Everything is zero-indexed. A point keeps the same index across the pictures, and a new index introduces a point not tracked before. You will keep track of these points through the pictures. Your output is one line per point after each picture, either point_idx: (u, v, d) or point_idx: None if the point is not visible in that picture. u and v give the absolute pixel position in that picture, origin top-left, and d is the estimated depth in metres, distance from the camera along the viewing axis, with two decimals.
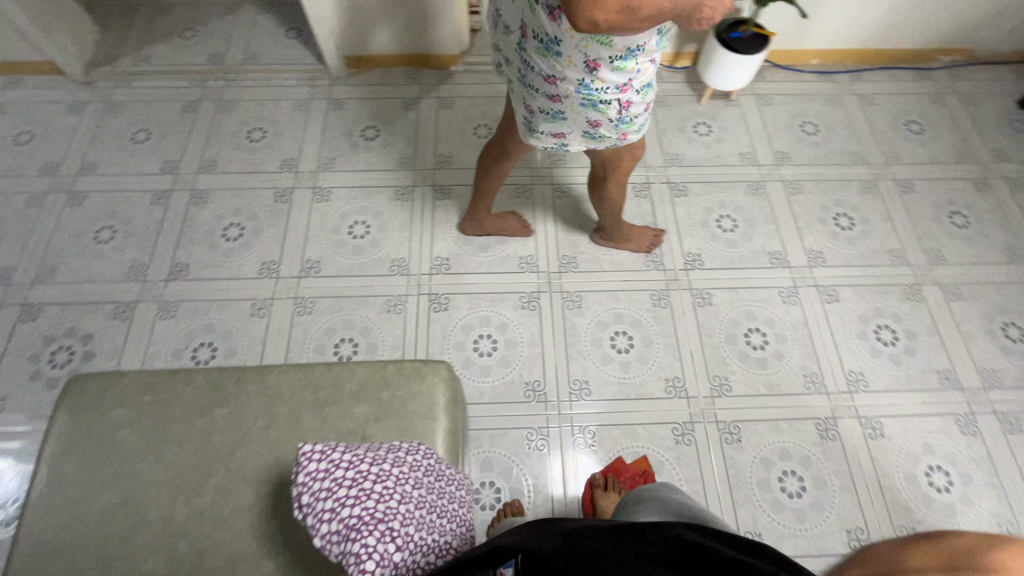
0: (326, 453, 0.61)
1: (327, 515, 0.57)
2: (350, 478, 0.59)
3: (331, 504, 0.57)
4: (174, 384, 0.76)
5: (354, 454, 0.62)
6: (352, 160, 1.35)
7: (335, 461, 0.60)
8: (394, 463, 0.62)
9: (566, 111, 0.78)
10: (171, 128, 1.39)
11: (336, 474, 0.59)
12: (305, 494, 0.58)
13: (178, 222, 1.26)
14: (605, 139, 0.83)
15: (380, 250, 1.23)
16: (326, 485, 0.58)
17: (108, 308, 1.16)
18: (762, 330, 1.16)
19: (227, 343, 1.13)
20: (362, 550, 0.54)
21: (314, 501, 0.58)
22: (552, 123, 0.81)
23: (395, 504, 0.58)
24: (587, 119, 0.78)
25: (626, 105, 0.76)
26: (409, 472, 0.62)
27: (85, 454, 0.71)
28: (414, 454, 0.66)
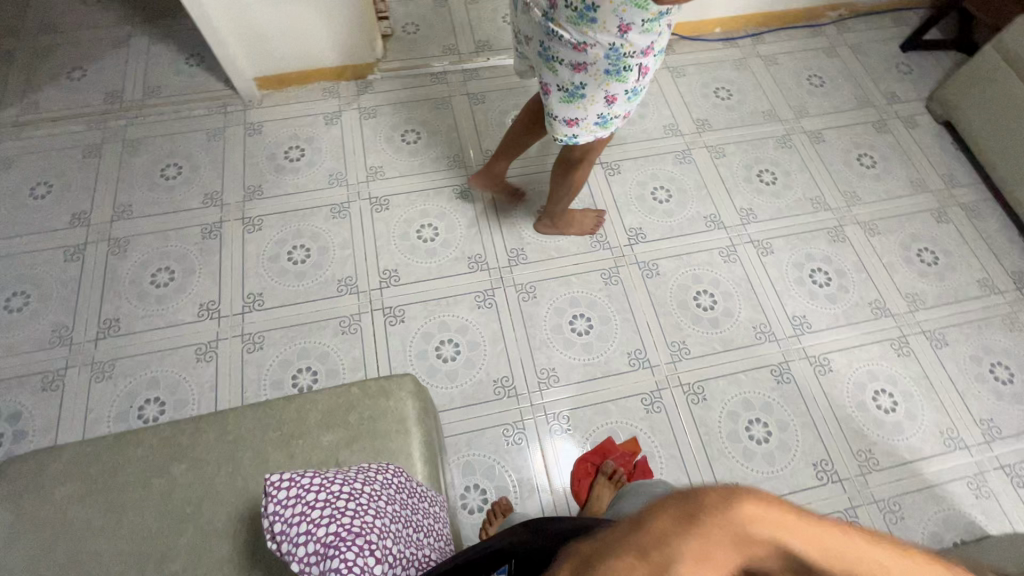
0: (295, 478, 0.59)
1: (302, 538, 0.55)
2: (323, 498, 0.58)
3: (305, 527, 0.56)
4: (122, 448, 0.71)
5: (324, 476, 0.60)
6: (280, 184, 1.30)
7: (305, 485, 0.59)
8: (365, 481, 0.62)
9: (590, 81, 0.79)
10: (74, 176, 1.28)
11: (308, 497, 0.58)
12: (276, 522, 0.57)
13: (99, 276, 1.18)
14: (618, 112, 0.86)
15: (325, 271, 1.20)
16: (298, 510, 0.57)
17: (35, 380, 1.07)
18: (709, 291, 1.21)
19: (176, 395, 1.06)
20: (344, 566, 0.54)
21: (286, 527, 0.56)
22: (573, 96, 0.82)
23: (371, 517, 0.57)
24: (607, 89, 0.80)
25: (644, 71, 0.78)
26: (382, 489, 0.62)
27: (32, 541, 0.65)
28: (386, 472, 0.65)
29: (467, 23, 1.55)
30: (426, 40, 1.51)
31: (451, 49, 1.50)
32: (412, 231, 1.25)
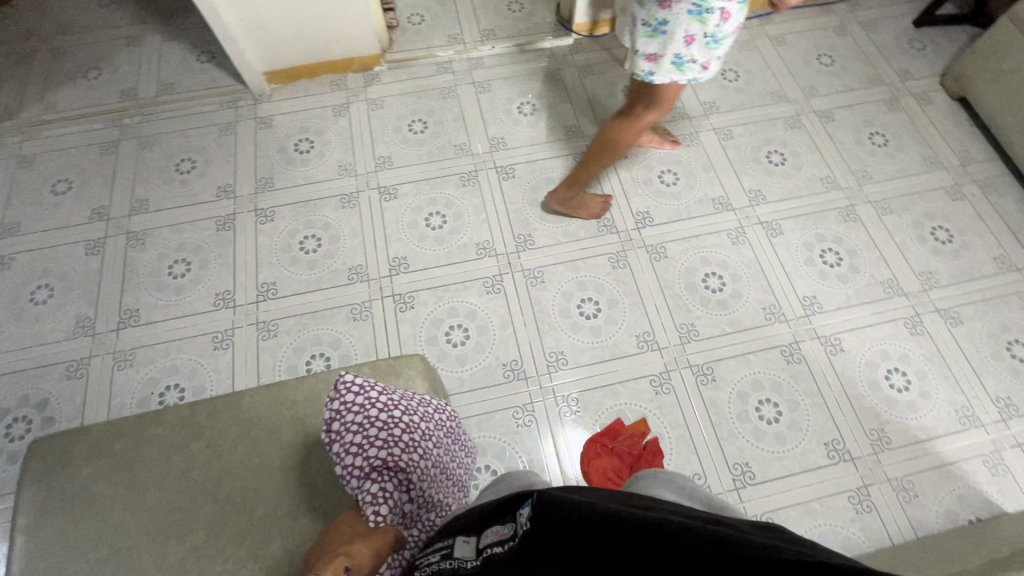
0: (365, 390, 0.65)
1: (354, 449, 0.62)
2: (382, 421, 0.63)
3: (358, 442, 0.62)
4: (144, 427, 0.73)
5: (389, 399, 0.65)
6: (291, 175, 1.32)
7: (370, 403, 0.64)
8: (422, 417, 0.66)
9: (671, 21, 0.87)
10: (93, 173, 1.32)
11: (371, 413, 0.64)
12: (337, 423, 0.64)
13: (118, 268, 1.21)
14: (693, 64, 0.93)
15: (335, 260, 1.22)
16: (359, 423, 0.63)
17: (60, 369, 1.11)
18: (718, 273, 1.21)
19: (195, 381, 1.10)
20: (379, 491, 0.61)
21: (345, 433, 0.63)
22: (653, 37, 0.90)
23: (416, 456, 0.62)
24: (686, 33, 0.88)
25: (723, 18, 0.86)
26: (433, 430, 0.66)
27: (61, 515, 0.68)
28: (440, 410, 0.69)
29: (471, 12, 1.55)
30: (431, 30, 1.52)
31: (456, 38, 1.50)
32: (421, 219, 1.26)
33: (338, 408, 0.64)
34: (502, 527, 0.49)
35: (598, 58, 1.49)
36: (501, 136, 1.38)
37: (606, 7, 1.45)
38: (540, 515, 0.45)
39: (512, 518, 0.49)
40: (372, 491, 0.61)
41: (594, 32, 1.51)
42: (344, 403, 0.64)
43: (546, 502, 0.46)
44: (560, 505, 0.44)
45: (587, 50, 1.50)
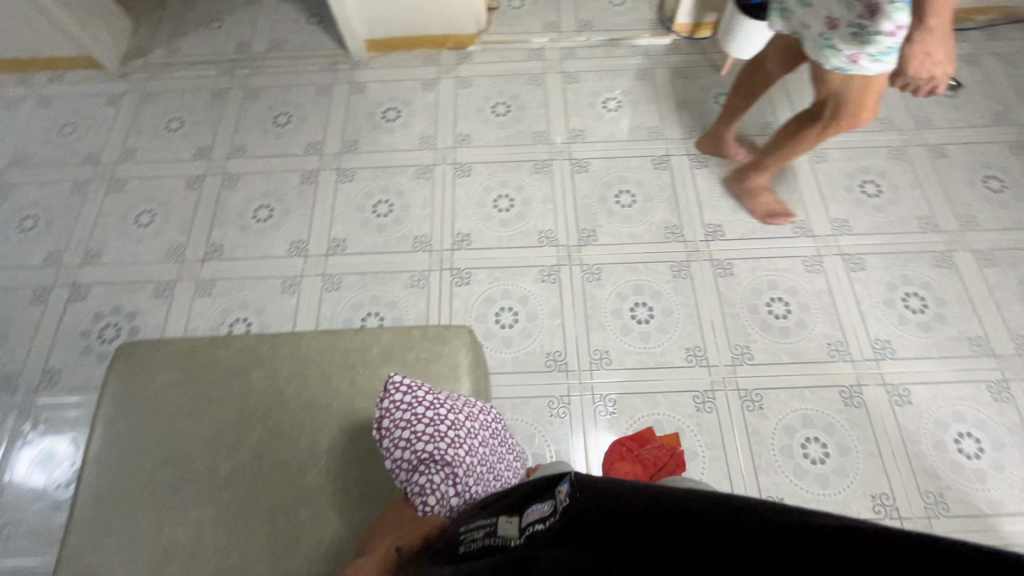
0: (412, 389, 0.66)
1: (402, 444, 0.63)
2: (429, 417, 0.64)
3: (407, 436, 0.63)
4: (214, 349, 0.80)
5: (435, 399, 0.67)
6: (375, 141, 1.38)
7: (418, 401, 0.66)
8: (467, 416, 0.67)
9: None
10: (203, 115, 1.44)
11: (418, 410, 0.65)
12: (385, 419, 0.65)
13: (211, 205, 1.32)
14: (833, 54, 0.84)
15: (403, 227, 1.26)
16: (406, 418, 0.64)
17: (151, 286, 1.23)
18: (784, 300, 1.15)
19: (261, 318, 1.18)
20: (426, 484, 0.62)
21: (393, 427, 0.64)
22: (807, 6, 0.87)
23: (463, 453, 0.63)
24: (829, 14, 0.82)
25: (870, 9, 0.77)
26: (477, 429, 0.67)
27: (136, 413, 0.76)
28: (484, 413, 0.70)
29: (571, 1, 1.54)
30: (529, 16, 1.52)
31: (552, 26, 1.51)
32: (489, 199, 1.29)
33: (387, 406, 0.65)
34: (541, 504, 0.49)
35: (693, 62, 1.44)
36: (581, 128, 1.37)
37: (711, 9, 1.40)
38: (579, 491, 0.45)
39: (550, 496, 0.50)
40: (419, 484, 0.62)
41: (694, 34, 1.47)
42: (394, 398, 0.66)
43: (586, 484, 0.46)
44: (600, 484, 0.45)
45: (684, 52, 1.46)
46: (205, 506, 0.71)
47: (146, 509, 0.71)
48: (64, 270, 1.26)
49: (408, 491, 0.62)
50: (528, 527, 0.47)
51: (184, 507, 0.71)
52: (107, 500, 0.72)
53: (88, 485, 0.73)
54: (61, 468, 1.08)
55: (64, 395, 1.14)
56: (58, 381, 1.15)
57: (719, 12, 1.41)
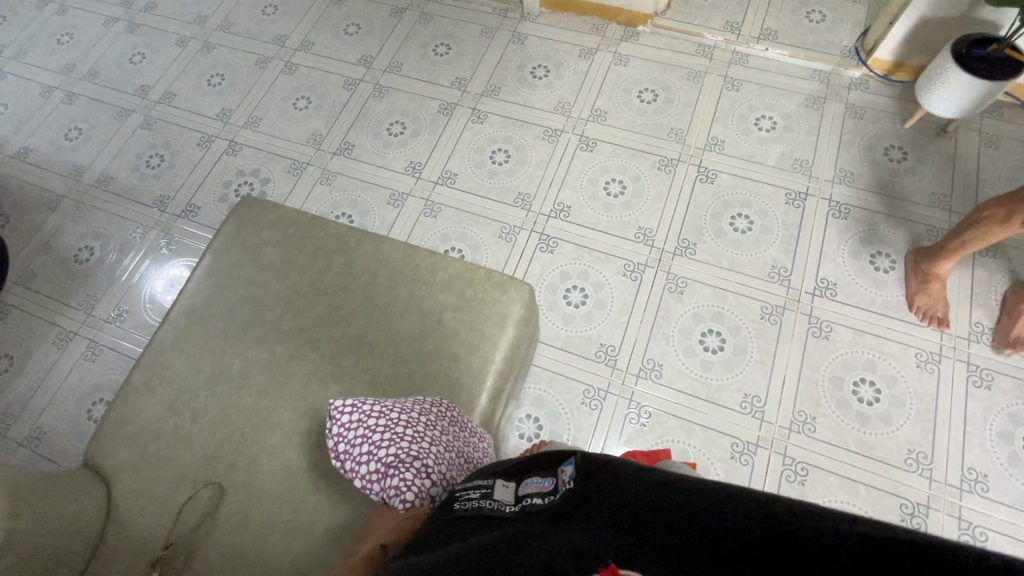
0: (357, 404, 0.68)
1: (365, 458, 0.64)
2: (382, 424, 0.65)
3: (366, 447, 0.64)
4: (312, 225, 0.90)
5: (382, 405, 0.68)
6: (516, 93, 1.41)
7: (366, 412, 0.67)
8: (421, 410, 0.67)
9: None
10: (377, 27, 1.56)
11: (369, 421, 0.66)
12: (342, 441, 0.66)
13: (357, 108, 1.44)
14: None
15: (512, 181, 1.29)
16: (359, 432, 0.66)
17: (287, 162, 1.38)
18: (877, 386, 1.03)
19: (362, 220, 1.28)
20: (399, 484, 0.61)
21: (351, 444, 0.66)
22: None
23: (424, 443, 0.63)
24: None
25: None
26: (437, 419, 0.67)
27: (237, 255, 0.88)
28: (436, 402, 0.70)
29: (763, 6, 1.43)
30: (712, 9, 1.44)
31: (732, 27, 1.41)
32: (602, 180, 1.27)
33: (340, 431, 0.67)
34: (540, 478, 0.49)
35: (876, 104, 1.29)
36: (722, 139, 1.29)
37: (920, 51, 1.23)
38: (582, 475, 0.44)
39: (552, 472, 0.49)
40: (392, 486, 0.61)
41: (890, 75, 1.30)
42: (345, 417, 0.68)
43: (588, 466, 0.45)
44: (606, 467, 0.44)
45: (869, 91, 1.30)
46: (261, 350, 0.81)
47: (219, 333, 0.83)
48: (229, 127, 1.45)
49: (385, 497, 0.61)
50: (527, 500, 0.47)
51: (246, 344, 0.82)
52: (194, 315, 0.85)
53: (186, 298, 0.86)
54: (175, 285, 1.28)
55: (197, 228, 1.34)
56: (197, 215, 1.35)
57: (929, 57, 1.23)
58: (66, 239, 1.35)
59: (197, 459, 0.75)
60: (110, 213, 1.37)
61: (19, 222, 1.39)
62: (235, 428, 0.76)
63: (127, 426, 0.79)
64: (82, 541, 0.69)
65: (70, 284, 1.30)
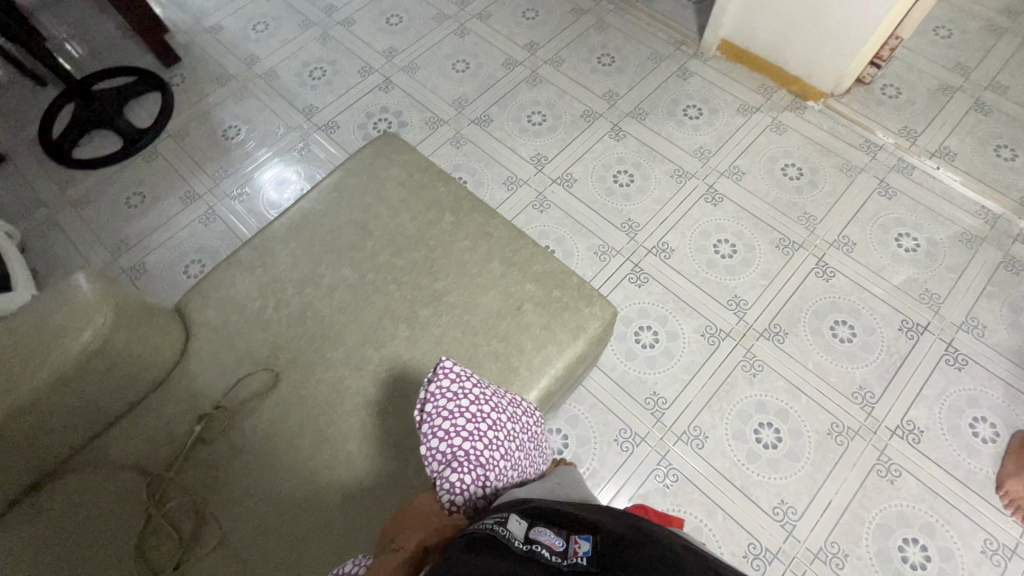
0: (459, 378, 0.66)
1: (440, 435, 0.61)
2: (472, 413, 0.63)
3: (447, 427, 0.62)
4: (437, 179, 0.94)
5: (479, 397, 0.66)
6: (661, 124, 1.40)
7: (465, 396, 0.65)
8: (505, 418, 0.66)
9: None
10: (554, 19, 1.60)
11: (462, 403, 0.64)
12: (429, 403, 0.64)
13: (508, 87, 1.48)
14: None
15: (626, 205, 1.29)
16: (449, 409, 0.63)
17: (428, 114, 1.45)
18: (928, 554, 0.94)
19: (474, 190, 1.33)
20: (457, 480, 0.58)
21: (434, 414, 0.63)
22: None
23: (496, 456, 0.62)
24: None
25: None
26: (514, 433, 0.66)
27: (363, 180, 0.94)
28: (521, 417, 0.68)
29: (951, 123, 1.33)
30: (894, 109, 1.36)
31: (909, 134, 1.32)
32: (714, 236, 1.24)
33: (433, 392, 0.64)
34: (552, 531, 0.44)
35: None
36: (853, 241, 1.22)
37: None
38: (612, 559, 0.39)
39: (564, 531, 0.44)
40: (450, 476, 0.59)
41: None
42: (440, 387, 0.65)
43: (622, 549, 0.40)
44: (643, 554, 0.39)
45: None
46: (353, 272, 0.86)
47: (323, 242, 0.89)
48: (389, 66, 1.54)
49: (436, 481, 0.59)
50: (541, 551, 0.41)
51: (342, 261, 0.87)
52: (309, 219, 0.91)
53: (308, 202, 0.93)
54: (294, 187, 1.38)
55: (330, 144, 1.43)
56: (334, 133, 1.45)
57: None
58: (222, 114, 1.50)
59: (263, 342, 0.82)
60: (264, 105, 1.50)
61: (190, 86, 1.54)
62: (306, 329, 0.82)
63: (221, 291, 0.86)
64: (150, 371, 0.78)
65: (210, 154, 1.43)
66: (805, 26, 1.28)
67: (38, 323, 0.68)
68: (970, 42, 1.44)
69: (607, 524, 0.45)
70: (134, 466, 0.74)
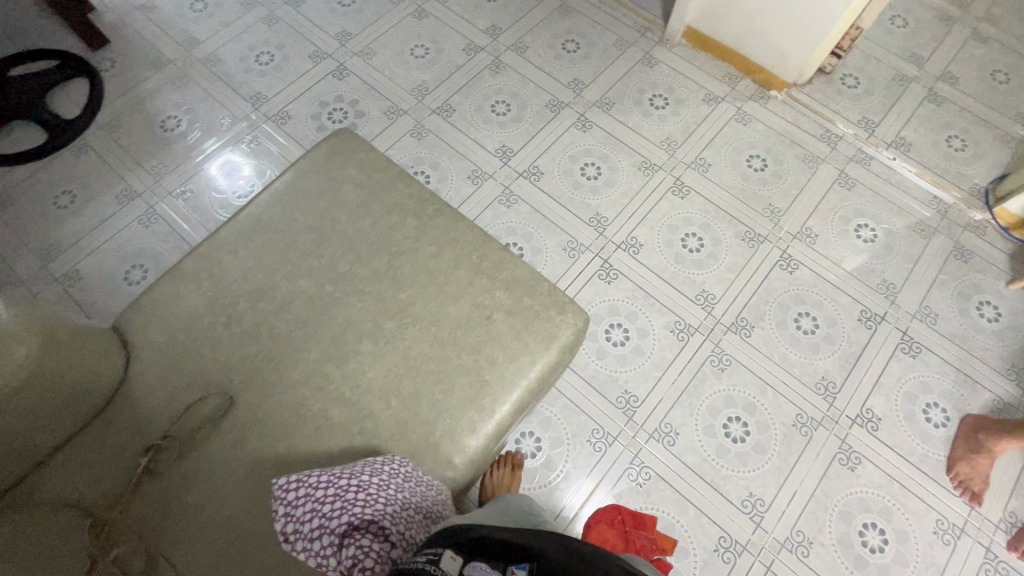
0: (301, 479, 0.63)
1: (316, 533, 0.59)
2: (332, 492, 0.61)
3: (316, 520, 0.60)
4: (398, 180, 0.89)
5: (329, 474, 0.63)
6: (628, 114, 1.37)
7: (312, 484, 0.62)
8: (371, 471, 0.64)
9: None
10: (516, 2, 1.53)
11: (317, 493, 0.61)
12: (286, 520, 0.60)
13: (470, 74, 1.42)
14: None
15: (594, 199, 1.26)
16: (308, 507, 0.60)
17: (386, 104, 1.38)
18: (886, 537, 0.98)
19: (438, 185, 1.28)
20: (359, 551, 0.58)
21: (296, 520, 0.60)
22: None
23: (381, 505, 0.61)
24: None
25: None
26: (388, 478, 0.64)
27: (317, 182, 0.88)
28: (384, 463, 0.67)
29: (907, 113, 1.36)
30: (854, 99, 1.37)
31: (868, 124, 1.34)
32: (682, 230, 1.23)
33: (286, 506, 0.61)
34: (489, 566, 0.52)
35: (986, 254, 1.22)
36: (815, 232, 1.23)
37: None
38: None
39: (501, 563, 0.52)
40: (351, 554, 0.58)
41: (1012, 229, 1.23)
42: (285, 489, 0.62)
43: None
44: None
45: (985, 238, 1.23)
46: (309, 283, 0.81)
47: (276, 250, 0.83)
48: (342, 51, 1.45)
49: (344, 569, 0.58)
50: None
51: (297, 272, 0.81)
52: (259, 225, 0.85)
53: (256, 206, 0.86)
54: (244, 182, 1.29)
55: (281, 136, 1.35)
56: (285, 124, 1.36)
57: None
58: (159, 103, 1.38)
59: (215, 362, 0.76)
60: (206, 93, 1.39)
61: (121, 71, 1.41)
62: (261, 346, 0.77)
63: (164, 308, 0.79)
64: (88, 400, 0.71)
65: (148, 147, 1.32)
66: (770, 16, 1.27)
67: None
68: (925, 32, 1.47)
69: (533, 549, 0.54)
70: (74, 505, 0.68)
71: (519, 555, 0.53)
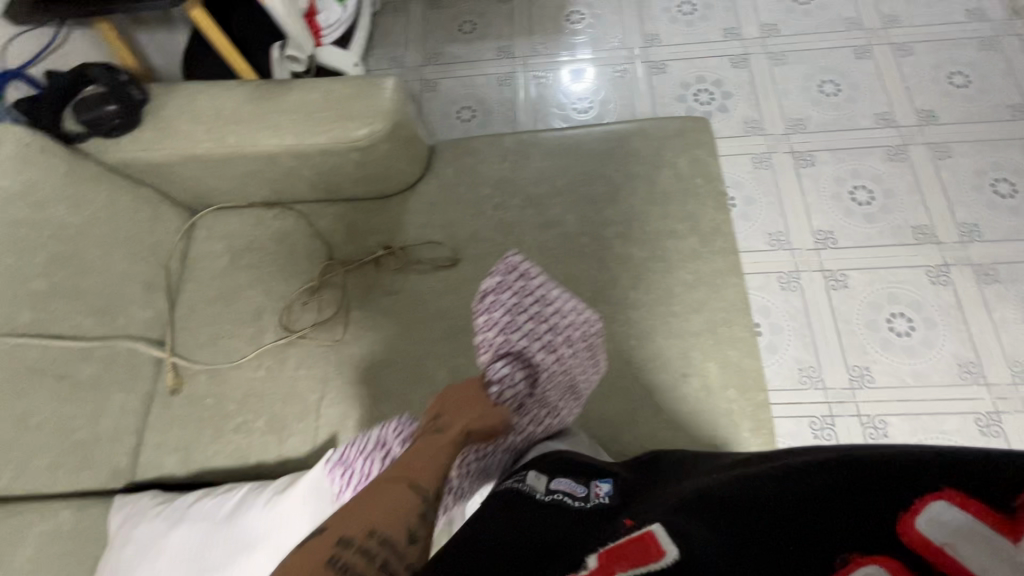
0: (524, 275, 0.72)
1: (496, 327, 0.69)
2: (531, 310, 0.70)
3: (501, 323, 0.69)
4: (711, 195, 0.83)
5: (544, 292, 0.72)
6: (1003, 303, 1.05)
7: (526, 289, 0.71)
8: (569, 319, 0.70)
9: None
10: (982, 102, 1.22)
11: (522, 299, 0.70)
12: (490, 297, 0.71)
13: (860, 142, 1.21)
14: None
15: (879, 354, 1.04)
16: (507, 302, 0.70)
17: (754, 115, 1.27)
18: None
19: (737, 219, 1.17)
20: (506, 373, 0.64)
21: (495, 305, 0.70)
22: None
23: (543, 361, 0.67)
24: None
25: None
26: (575, 336, 0.70)
27: (645, 146, 0.87)
28: (586, 321, 0.71)
29: None
30: None
31: None
32: None
33: (497, 285, 0.71)
34: (571, 482, 0.54)
35: None
36: None
37: None
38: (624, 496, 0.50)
39: (580, 477, 0.55)
40: (500, 371, 0.64)
41: None
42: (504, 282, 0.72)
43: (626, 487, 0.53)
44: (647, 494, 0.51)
45: None
46: (572, 222, 0.84)
47: (570, 181, 0.86)
48: (757, 41, 1.34)
49: (485, 374, 0.64)
50: (566, 496, 0.51)
51: (571, 206, 0.85)
52: (576, 147, 0.88)
53: (585, 130, 0.90)
54: (588, 100, 1.35)
55: (645, 82, 1.34)
56: (656, 74, 1.35)
57: None
58: None
59: (467, 225, 0.86)
60: (619, 5, 1.42)
61: None
62: (504, 244, 0.84)
63: (467, 157, 0.90)
64: (382, 184, 0.87)
65: (544, 24, 1.44)
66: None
67: (342, 100, 0.78)
68: None
69: (605, 468, 0.57)
70: (323, 243, 0.87)
71: (592, 470, 0.57)
